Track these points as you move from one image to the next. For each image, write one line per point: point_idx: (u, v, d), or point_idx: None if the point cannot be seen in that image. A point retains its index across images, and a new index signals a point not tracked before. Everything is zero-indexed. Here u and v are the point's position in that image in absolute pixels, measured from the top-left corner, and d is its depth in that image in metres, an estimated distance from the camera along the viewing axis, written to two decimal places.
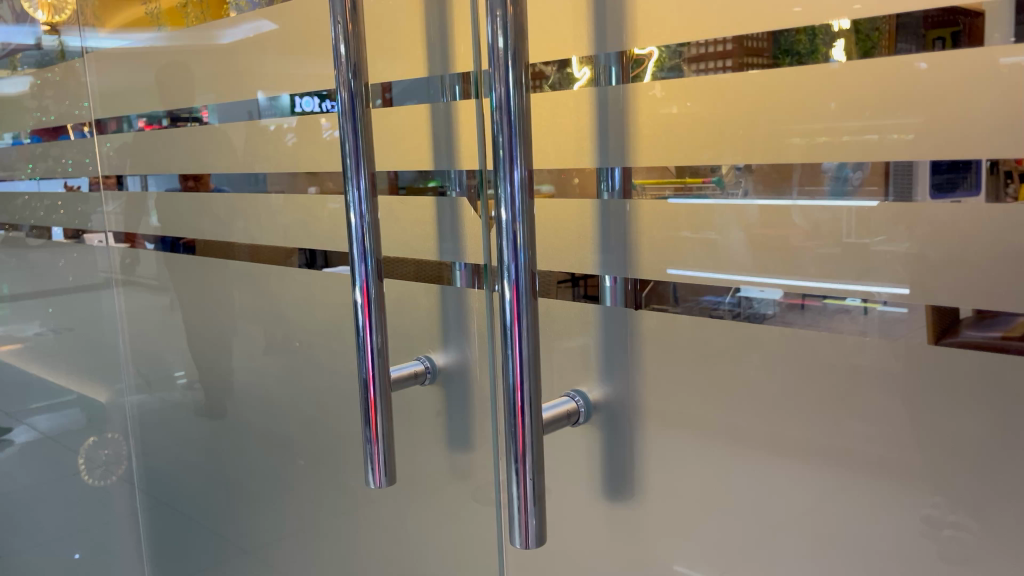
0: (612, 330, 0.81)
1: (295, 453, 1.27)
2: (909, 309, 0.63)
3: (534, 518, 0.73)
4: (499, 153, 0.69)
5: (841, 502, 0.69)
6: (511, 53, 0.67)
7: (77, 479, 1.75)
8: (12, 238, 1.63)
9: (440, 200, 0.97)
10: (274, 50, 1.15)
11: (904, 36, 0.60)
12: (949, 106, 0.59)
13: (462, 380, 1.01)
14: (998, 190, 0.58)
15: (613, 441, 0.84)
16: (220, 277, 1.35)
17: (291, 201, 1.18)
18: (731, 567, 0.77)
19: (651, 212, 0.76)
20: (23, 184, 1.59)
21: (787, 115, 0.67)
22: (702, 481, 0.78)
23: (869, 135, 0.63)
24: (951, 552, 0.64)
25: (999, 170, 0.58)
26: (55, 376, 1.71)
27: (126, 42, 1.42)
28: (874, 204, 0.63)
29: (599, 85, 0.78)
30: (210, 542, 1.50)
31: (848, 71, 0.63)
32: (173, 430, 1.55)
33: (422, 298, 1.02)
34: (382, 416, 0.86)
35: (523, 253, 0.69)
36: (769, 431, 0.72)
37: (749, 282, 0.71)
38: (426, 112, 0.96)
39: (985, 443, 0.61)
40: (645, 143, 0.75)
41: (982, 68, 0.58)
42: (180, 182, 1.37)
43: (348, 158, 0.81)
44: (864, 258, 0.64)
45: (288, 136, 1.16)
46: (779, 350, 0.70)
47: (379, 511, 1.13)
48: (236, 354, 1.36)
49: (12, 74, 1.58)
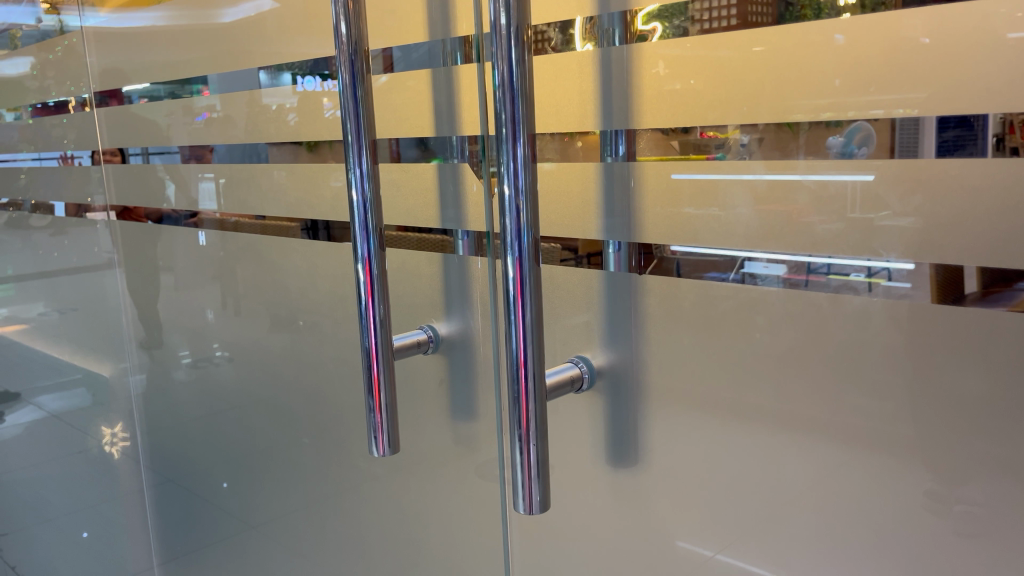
0: (616, 298, 0.81)
1: (299, 432, 1.28)
2: (913, 284, 0.63)
3: (538, 481, 0.73)
4: (502, 129, 0.67)
5: (844, 476, 0.69)
6: (513, 30, 0.65)
7: (85, 457, 1.76)
8: (17, 218, 1.67)
9: (443, 170, 0.96)
10: (275, 29, 1.14)
11: (912, 12, 0.60)
12: (954, 81, 0.58)
13: (465, 350, 1.01)
14: (1007, 167, 0.57)
15: (615, 413, 0.84)
16: (223, 255, 1.35)
17: (294, 176, 1.17)
18: (736, 539, 0.78)
19: (656, 183, 0.75)
20: (26, 162, 1.62)
21: (792, 92, 0.66)
22: (704, 454, 0.78)
23: (876, 111, 0.62)
24: (955, 525, 0.64)
25: (1007, 148, 0.57)
26: (61, 355, 1.73)
27: (126, 22, 1.40)
28: (872, 178, 0.63)
29: (602, 47, 0.77)
30: (216, 519, 1.51)
31: (855, 47, 0.62)
32: (177, 408, 1.55)
33: (424, 268, 1.02)
34: (385, 388, 0.86)
35: (527, 232, 0.68)
36: (773, 404, 0.72)
37: (753, 258, 0.71)
38: (428, 87, 0.95)
39: (990, 419, 0.61)
40: (649, 117, 0.75)
41: (989, 44, 0.57)
42: (183, 158, 1.36)
43: (350, 135, 0.80)
44: (869, 232, 0.64)
45: (290, 115, 1.15)
46: (783, 322, 0.70)
47: (385, 486, 1.14)
48: (241, 333, 1.36)
49: (13, 54, 1.59)
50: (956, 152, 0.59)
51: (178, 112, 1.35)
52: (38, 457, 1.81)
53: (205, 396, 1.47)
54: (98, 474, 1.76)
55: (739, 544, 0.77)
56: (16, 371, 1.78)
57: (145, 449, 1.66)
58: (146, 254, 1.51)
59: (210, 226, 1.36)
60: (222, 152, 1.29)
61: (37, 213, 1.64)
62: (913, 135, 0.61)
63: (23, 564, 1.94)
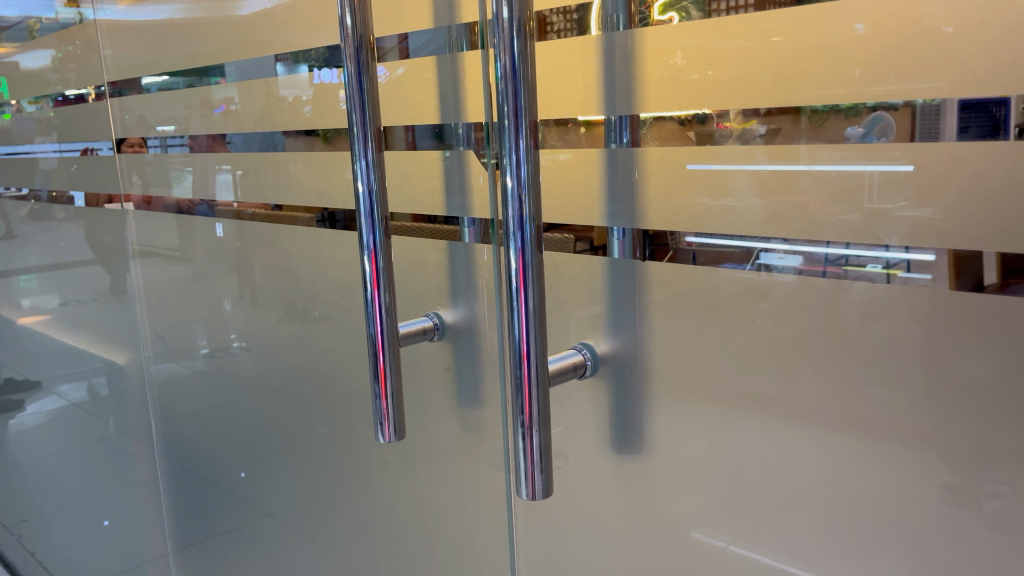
0: (620, 286, 0.81)
1: (315, 421, 1.29)
2: (933, 276, 0.62)
3: (541, 470, 0.73)
4: (504, 122, 0.67)
5: (859, 468, 0.69)
6: (516, 23, 0.65)
7: (105, 445, 1.79)
8: (41, 209, 1.75)
9: (452, 159, 0.96)
10: (289, 22, 1.15)
11: (934, 1, 0.58)
12: (974, 69, 0.57)
13: (471, 339, 1.01)
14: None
15: (620, 399, 0.84)
16: (239, 246, 1.36)
17: (309, 167, 1.18)
18: (747, 530, 0.77)
19: (660, 172, 0.75)
20: (50, 151, 1.69)
21: (810, 81, 0.65)
22: (715, 445, 0.78)
23: (895, 101, 0.60)
24: (973, 519, 0.63)
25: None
26: (81, 344, 1.77)
27: (142, 15, 1.41)
28: (894, 168, 0.62)
29: (606, 32, 0.77)
30: (232, 506, 1.52)
31: (874, 35, 0.61)
32: (192, 397, 1.56)
33: (429, 254, 1.02)
34: (391, 374, 0.86)
35: (529, 222, 0.68)
36: (785, 396, 0.71)
37: (769, 249, 0.70)
38: (439, 75, 0.94)
39: (1011, 412, 0.60)
40: (661, 107, 0.74)
41: (1016, 32, 0.55)
42: (200, 149, 1.38)
43: (355, 126, 0.80)
44: (886, 224, 0.63)
45: (305, 107, 1.15)
46: (794, 312, 0.69)
47: (399, 475, 1.14)
48: (256, 322, 1.37)
49: (36, 47, 1.65)
50: (977, 140, 0.58)
51: (195, 104, 1.36)
52: (70, 443, 1.87)
53: (221, 386, 1.49)
54: (117, 462, 1.78)
55: (751, 536, 0.77)
56: (48, 358, 1.86)
57: (160, 438, 1.66)
58: (161, 244, 1.52)
59: (227, 217, 1.37)
60: (239, 143, 1.30)
61: (59, 204, 1.71)
62: (934, 122, 0.59)
63: (59, 546, 2.01)
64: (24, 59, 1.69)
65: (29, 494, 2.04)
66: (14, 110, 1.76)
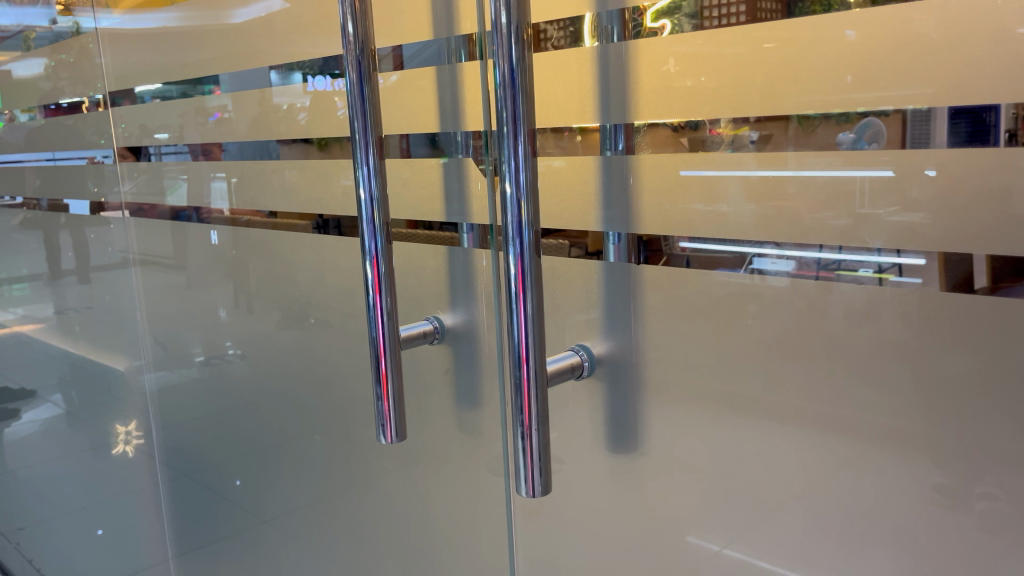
0: (614, 288, 0.83)
1: (313, 428, 1.30)
2: (924, 280, 0.63)
3: (541, 471, 0.74)
4: (503, 128, 0.68)
5: (852, 471, 0.70)
6: (514, 29, 0.66)
7: (103, 451, 1.79)
8: (37, 218, 1.75)
9: (448, 165, 0.98)
10: (285, 31, 1.16)
11: (922, 9, 0.60)
12: (962, 77, 0.59)
13: (470, 341, 1.02)
14: (1019, 165, 0.58)
15: (614, 401, 0.86)
16: (235, 253, 1.37)
17: (306, 174, 1.19)
18: (741, 533, 0.78)
19: (654, 176, 0.77)
20: (43, 158, 1.69)
21: (802, 88, 0.66)
22: (709, 448, 0.79)
23: (886, 107, 0.62)
24: (965, 518, 0.64)
25: (1021, 142, 0.57)
26: (77, 351, 1.77)
27: (138, 23, 1.42)
28: (884, 173, 0.63)
29: (600, 43, 0.78)
30: (229, 512, 1.53)
31: (865, 43, 0.62)
32: (190, 404, 1.57)
33: (429, 259, 1.03)
34: (393, 377, 0.87)
35: (527, 227, 0.69)
36: (779, 400, 0.73)
37: (761, 254, 0.71)
38: (435, 81, 0.96)
39: (1000, 415, 0.62)
40: (655, 114, 0.76)
41: (1000, 38, 0.57)
42: (194, 156, 1.39)
43: (357, 134, 0.81)
44: (878, 228, 0.64)
45: (300, 114, 1.16)
46: (787, 314, 0.71)
47: (397, 480, 1.15)
48: (253, 329, 1.38)
49: (28, 55, 1.66)
50: (967, 146, 0.59)
51: (191, 112, 1.37)
52: (68, 450, 1.88)
53: (218, 392, 1.49)
54: (116, 469, 1.78)
55: (745, 539, 0.78)
56: (46, 365, 1.86)
57: (159, 445, 1.66)
58: (159, 251, 1.53)
59: (223, 224, 1.38)
60: (234, 150, 1.31)
61: (54, 212, 1.70)
62: (925, 128, 0.61)
63: (58, 556, 2.01)
64: (17, 68, 1.69)
65: (27, 500, 2.03)
66: (7, 118, 1.76)
